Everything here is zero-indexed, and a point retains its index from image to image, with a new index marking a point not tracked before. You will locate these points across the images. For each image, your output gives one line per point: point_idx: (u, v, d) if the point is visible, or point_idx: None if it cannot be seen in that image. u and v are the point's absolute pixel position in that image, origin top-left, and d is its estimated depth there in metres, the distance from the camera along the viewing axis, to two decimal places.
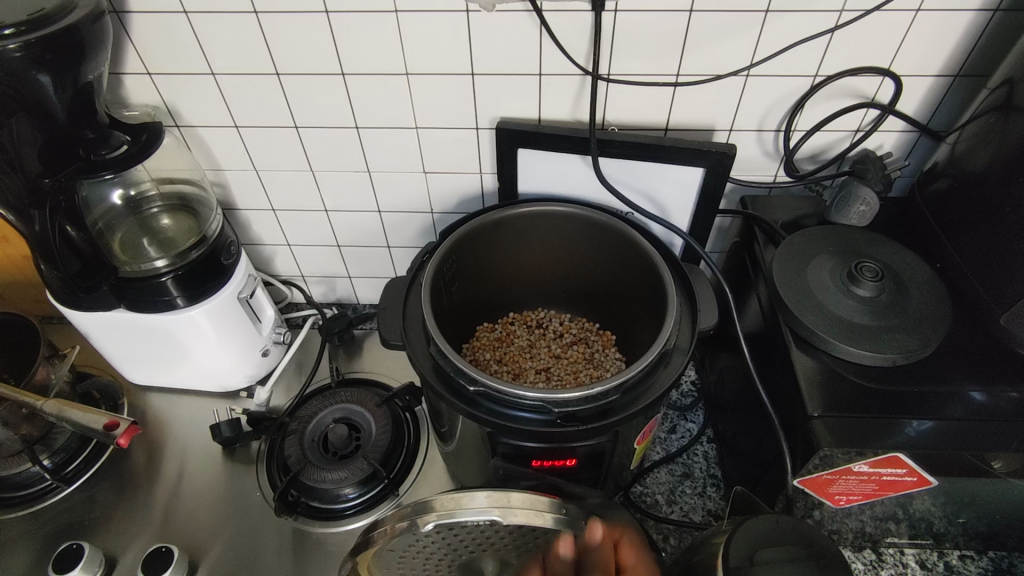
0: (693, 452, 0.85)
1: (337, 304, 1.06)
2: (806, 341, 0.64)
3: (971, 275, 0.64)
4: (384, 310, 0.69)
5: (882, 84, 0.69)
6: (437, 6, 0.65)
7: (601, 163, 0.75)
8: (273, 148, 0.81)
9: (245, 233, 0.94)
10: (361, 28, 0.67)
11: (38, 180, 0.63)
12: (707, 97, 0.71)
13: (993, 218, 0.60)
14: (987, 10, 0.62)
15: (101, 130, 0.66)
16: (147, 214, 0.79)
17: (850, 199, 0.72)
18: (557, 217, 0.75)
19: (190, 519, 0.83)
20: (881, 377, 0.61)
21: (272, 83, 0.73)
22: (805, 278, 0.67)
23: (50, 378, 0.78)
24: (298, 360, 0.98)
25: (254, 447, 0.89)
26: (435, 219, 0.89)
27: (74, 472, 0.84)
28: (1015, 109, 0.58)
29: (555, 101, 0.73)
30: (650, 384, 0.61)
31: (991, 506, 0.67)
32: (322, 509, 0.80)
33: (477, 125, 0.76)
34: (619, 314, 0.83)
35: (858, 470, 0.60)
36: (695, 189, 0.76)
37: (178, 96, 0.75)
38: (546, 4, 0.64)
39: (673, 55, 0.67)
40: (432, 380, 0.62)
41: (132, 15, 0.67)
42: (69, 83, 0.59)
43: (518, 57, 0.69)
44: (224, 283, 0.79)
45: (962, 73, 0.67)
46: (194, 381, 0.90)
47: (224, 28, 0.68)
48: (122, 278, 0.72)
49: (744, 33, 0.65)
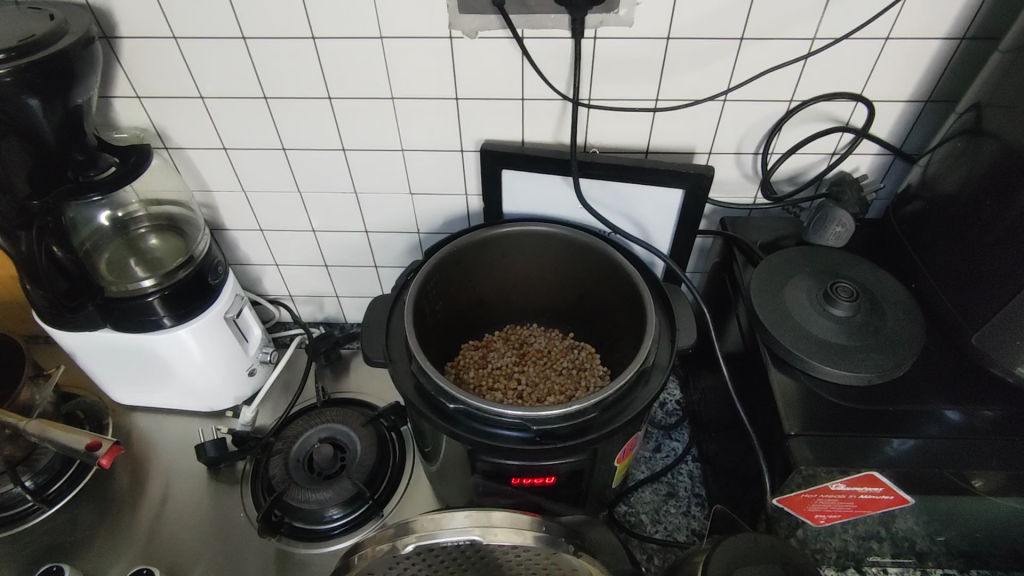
0: (678, 472, 0.86)
1: (324, 323, 1.06)
2: (784, 360, 0.65)
3: (943, 294, 0.65)
4: (367, 327, 0.69)
5: (855, 108, 0.71)
6: (422, 32, 0.66)
7: (583, 184, 0.77)
8: (262, 170, 0.82)
9: (233, 253, 0.94)
10: (347, 54, 0.69)
11: (26, 202, 0.64)
12: (685, 122, 0.73)
13: (963, 239, 0.62)
14: (953, 38, 0.64)
15: (90, 152, 0.67)
16: (135, 235, 0.80)
17: (827, 220, 0.73)
18: (539, 236, 0.77)
19: (173, 540, 0.82)
20: (859, 397, 0.62)
21: (260, 106, 0.74)
22: (782, 298, 0.68)
23: (34, 399, 0.78)
24: (284, 380, 0.98)
25: (239, 467, 0.88)
26: (421, 238, 0.90)
27: (56, 493, 0.83)
28: (984, 133, 0.60)
29: (538, 125, 0.74)
30: (630, 402, 0.62)
31: (973, 525, 0.67)
32: (306, 530, 0.80)
33: (462, 148, 0.77)
34: (601, 330, 0.83)
35: (835, 489, 0.60)
36: (675, 210, 0.77)
37: (167, 119, 0.76)
38: (527, 31, 0.65)
39: (652, 81, 0.69)
40: (414, 399, 0.62)
41: (122, 40, 0.69)
42: (58, 107, 0.60)
43: (500, 83, 0.70)
44: (211, 303, 0.79)
45: (932, 99, 0.70)
46: (180, 401, 0.89)
47: (213, 54, 0.69)
48: (109, 298, 0.73)
49: (720, 60, 0.67)
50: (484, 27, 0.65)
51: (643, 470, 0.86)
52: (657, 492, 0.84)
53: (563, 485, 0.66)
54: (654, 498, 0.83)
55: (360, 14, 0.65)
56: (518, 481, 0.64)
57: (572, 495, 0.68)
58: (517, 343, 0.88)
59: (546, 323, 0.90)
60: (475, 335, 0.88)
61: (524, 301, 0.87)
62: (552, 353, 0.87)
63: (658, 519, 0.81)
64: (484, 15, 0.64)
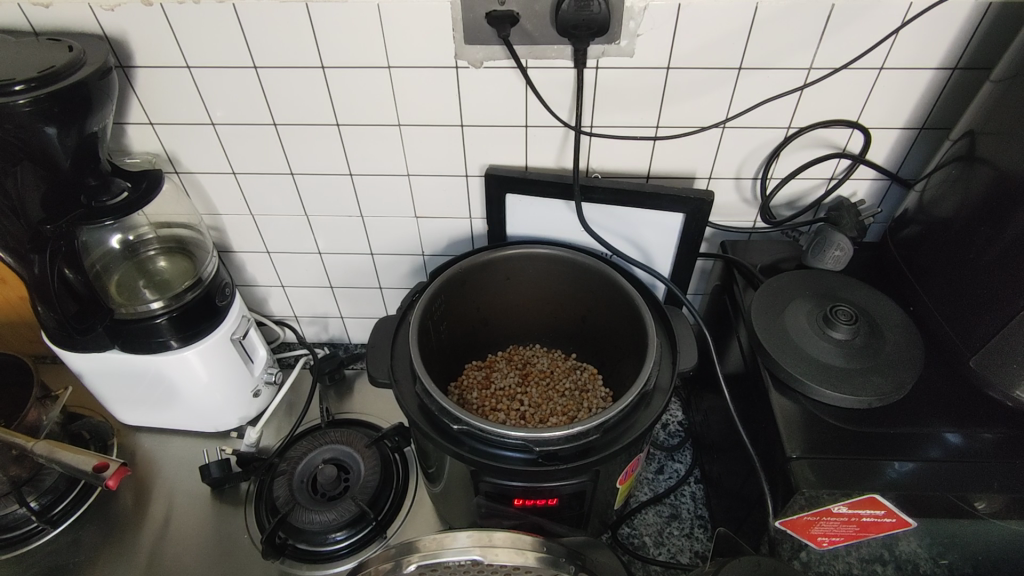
0: (681, 493, 0.86)
1: (328, 343, 1.07)
2: (785, 383, 0.65)
3: (941, 317, 0.66)
4: (372, 349, 0.70)
5: (851, 135, 0.73)
6: (428, 62, 0.68)
7: (584, 208, 0.78)
8: (269, 194, 0.83)
9: (240, 274, 0.95)
10: (355, 83, 0.70)
11: (39, 226, 0.65)
12: (685, 148, 0.74)
13: (959, 264, 0.63)
14: (946, 68, 0.66)
15: (103, 177, 0.69)
16: (144, 258, 0.81)
17: (826, 244, 0.75)
18: (543, 258, 0.78)
19: (177, 562, 0.82)
20: (859, 419, 0.63)
21: (269, 132, 0.76)
22: (783, 321, 0.69)
23: (41, 420, 0.78)
24: (289, 401, 0.99)
25: (243, 488, 0.89)
26: (425, 260, 0.91)
27: (60, 514, 0.83)
28: (978, 160, 0.61)
29: (542, 151, 0.76)
30: (632, 424, 0.62)
31: (977, 548, 0.67)
32: (310, 552, 0.80)
33: (467, 173, 0.79)
34: (603, 351, 0.84)
35: (838, 511, 0.60)
36: (675, 233, 0.79)
37: (179, 145, 0.78)
38: (531, 62, 0.67)
39: (653, 109, 0.71)
40: (418, 420, 0.63)
41: (137, 69, 0.71)
42: (74, 133, 0.62)
43: (505, 111, 0.72)
44: (218, 325, 0.80)
45: (926, 126, 0.71)
46: (185, 421, 0.90)
47: (225, 82, 0.71)
48: (117, 320, 0.74)
49: (720, 89, 0.68)
50: (489, 57, 0.67)
51: (646, 491, 0.86)
52: (659, 514, 0.84)
53: (566, 506, 0.66)
54: (656, 520, 0.83)
55: (368, 44, 0.67)
56: (521, 502, 0.65)
57: (575, 517, 0.69)
58: (520, 364, 0.89)
59: (548, 344, 0.90)
60: (479, 356, 0.89)
61: (527, 322, 0.88)
62: (555, 373, 0.87)
63: (661, 542, 0.81)
64: (489, 46, 0.66)
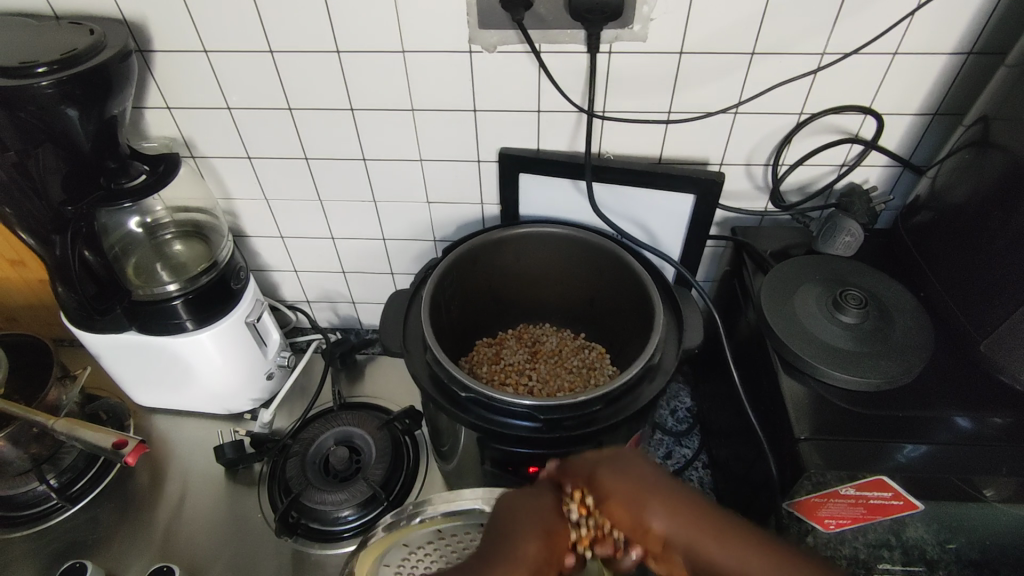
0: (689, 477, 0.87)
1: (340, 328, 1.08)
2: (794, 366, 0.66)
3: (951, 302, 0.66)
4: (385, 318, 0.71)
5: (864, 121, 0.73)
6: (442, 47, 0.69)
7: (594, 189, 0.79)
8: (284, 178, 0.84)
9: (254, 259, 0.97)
10: (369, 68, 0.71)
11: (61, 208, 0.66)
12: (697, 134, 0.75)
13: (972, 248, 0.63)
14: (960, 53, 0.66)
15: (122, 160, 0.70)
16: (162, 240, 0.82)
17: (835, 231, 0.75)
18: (552, 237, 0.78)
19: (192, 539, 0.84)
20: (868, 403, 0.63)
21: (284, 116, 0.77)
22: (792, 304, 0.69)
23: (61, 399, 0.80)
24: (301, 384, 1.01)
25: (256, 469, 0.90)
26: (436, 246, 0.92)
27: (80, 491, 0.85)
28: (990, 145, 0.61)
29: (554, 135, 0.76)
30: (637, 396, 0.63)
31: (985, 533, 0.67)
32: (322, 531, 0.81)
33: (479, 158, 0.79)
34: (612, 331, 0.85)
35: (845, 493, 0.61)
36: (686, 217, 0.79)
37: (196, 131, 0.79)
38: (544, 46, 0.68)
39: (666, 95, 0.71)
40: (428, 387, 0.64)
41: (155, 53, 0.72)
42: (95, 117, 0.63)
43: (519, 97, 0.73)
44: (234, 307, 0.82)
45: (939, 112, 0.71)
46: (199, 403, 0.91)
47: (241, 66, 0.72)
48: (136, 302, 0.75)
49: (732, 74, 0.69)
50: (503, 42, 0.68)
51: None
52: None
53: None
54: None
55: (383, 27, 0.67)
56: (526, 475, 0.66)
57: None
58: (529, 342, 0.89)
59: (558, 322, 0.91)
60: (489, 333, 0.90)
61: (536, 300, 0.89)
62: (564, 351, 0.88)
63: None
64: (504, 31, 0.67)
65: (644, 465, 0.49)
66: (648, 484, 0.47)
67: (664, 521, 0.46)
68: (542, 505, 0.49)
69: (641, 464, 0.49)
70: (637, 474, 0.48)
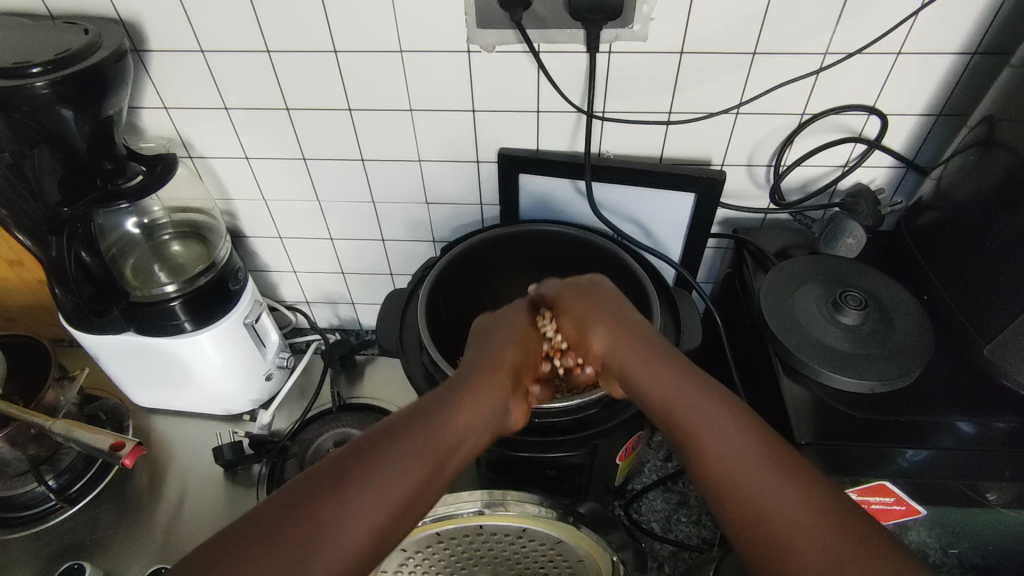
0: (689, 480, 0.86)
1: (340, 329, 1.08)
2: (794, 368, 0.65)
3: (955, 305, 0.65)
4: (382, 317, 0.71)
5: (868, 120, 0.72)
6: (440, 47, 0.68)
7: (595, 189, 0.78)
8: (282, 178, 0.84)
9: (253, 259, 0.96)
10: (367, 68, 0.70)
11: (57, 209, 0.66)
12: (698, 134, 0.74)
13: (976, 250, 0.62)
14: (965, 53, 0.65)
15: (118, 161, 0.69)
16: (160, 241, 0.82)
17: (839, 232, 0.74)
18: (551, 236, 0.78)
19: (191, 540, 0.84)
20: (869, 407, 0.62)
21: (282, 117, 0.76)
22: (792, 305, 0.69)
23: (59, 400, 0.80)
24: (301, 384, 1.00)
25: (255, 470, 0.90)
26: (436, 247, 0.92)
27: (78, 492, 0.85)
28: (995, 145, 0.60)
29: (554, 136, 0.76)
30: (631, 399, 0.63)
31: (988, 538, 0.66)
32: None
33: (479, 159, 0.79)
34: None
35: (848, 499, 0.61)
36: (686, 215, 0.79)
37: (193, 131, 0.79)
38: (543, 46, 0.67)
39: (666, 95, 0.70)
40: (424, 387, 0.64)
41: (151, 53, 0.71)
42: (90, 117, 0.63)
43: (518, 97, 0.72)
44: (232, 308, 0.81)
45: (944, 112, 0.70)
46: (198, 403, 0.91)
47: (238, 65, 0.71)
48: (133, 303, 0.74)
49: (733, 74, 0.68)
50: (501, 41, 0.67)
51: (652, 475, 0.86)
52: (668, 501, 0.84)
53: (567, 480, 0.68)
54: (665, 507, 0.84)
55: (381, 26, 0.67)
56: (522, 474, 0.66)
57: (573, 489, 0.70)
58: None
59: None
60: None
61: None
62: None
63: (669, 528, 0.82)
64: (502, 30, 0.66)
65: (609, 292, 0.60)
66: (604, 305, 0.58)
67: (604, 334, 0.56)
68: (517, 323, 0.60)
69: (605, 289, 0.60)
70: (585, 293, 0.60)
